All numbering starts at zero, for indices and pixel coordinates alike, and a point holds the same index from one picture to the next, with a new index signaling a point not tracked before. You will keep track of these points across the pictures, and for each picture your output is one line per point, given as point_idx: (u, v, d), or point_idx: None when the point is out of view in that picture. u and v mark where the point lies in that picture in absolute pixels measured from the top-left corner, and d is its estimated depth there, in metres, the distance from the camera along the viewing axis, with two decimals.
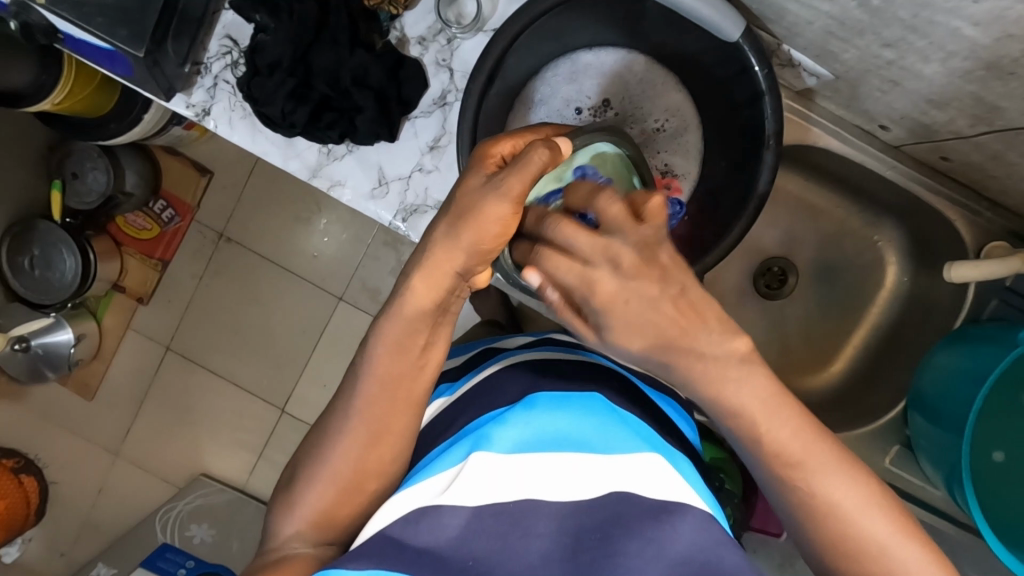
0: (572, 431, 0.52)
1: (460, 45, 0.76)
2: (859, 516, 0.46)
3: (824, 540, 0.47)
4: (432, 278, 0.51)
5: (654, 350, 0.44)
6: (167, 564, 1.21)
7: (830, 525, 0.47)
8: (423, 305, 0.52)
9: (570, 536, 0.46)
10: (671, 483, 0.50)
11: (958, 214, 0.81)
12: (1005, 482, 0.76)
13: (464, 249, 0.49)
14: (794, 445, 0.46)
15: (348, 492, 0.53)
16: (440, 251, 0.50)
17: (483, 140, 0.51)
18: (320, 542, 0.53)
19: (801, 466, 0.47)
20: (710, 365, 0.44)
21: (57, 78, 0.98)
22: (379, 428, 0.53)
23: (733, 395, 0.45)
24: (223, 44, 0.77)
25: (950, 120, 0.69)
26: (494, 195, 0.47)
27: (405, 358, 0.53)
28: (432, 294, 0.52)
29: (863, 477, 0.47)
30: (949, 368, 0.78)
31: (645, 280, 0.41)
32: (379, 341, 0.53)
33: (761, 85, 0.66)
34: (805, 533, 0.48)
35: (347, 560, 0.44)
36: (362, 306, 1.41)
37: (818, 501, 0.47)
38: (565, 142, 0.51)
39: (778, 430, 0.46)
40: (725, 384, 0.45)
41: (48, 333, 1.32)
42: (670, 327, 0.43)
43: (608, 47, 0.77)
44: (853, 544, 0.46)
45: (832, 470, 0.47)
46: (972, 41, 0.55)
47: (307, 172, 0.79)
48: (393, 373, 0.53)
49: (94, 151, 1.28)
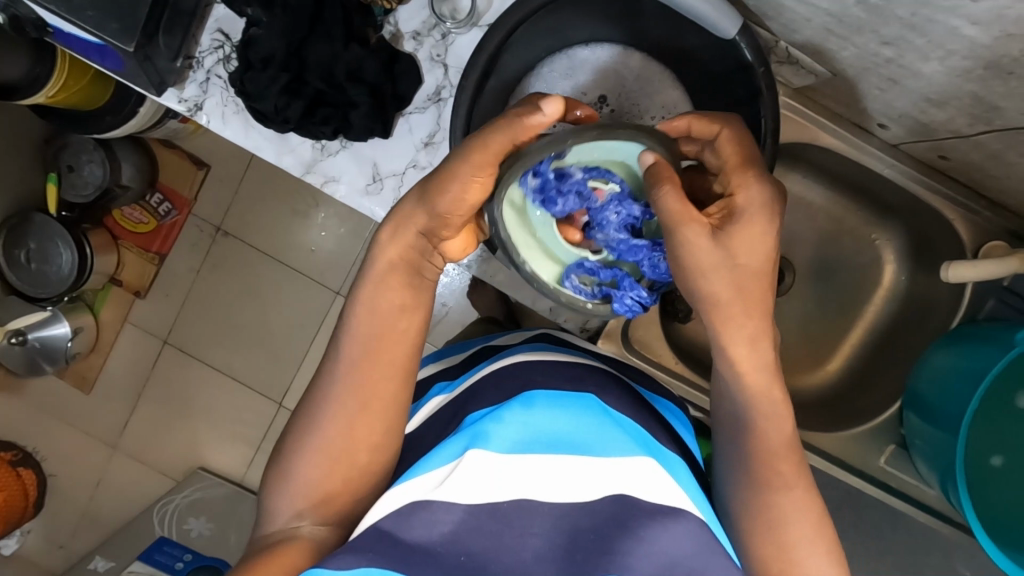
0: (566, 431, 0.52)
1: (455, 40, 0.76)
2: (799, 507, 0.55)
3: (764, 518, 0.56)
4: (400, 234, 0.57)
5: (712, 299, 0.54)
6: (164, 557, 1.25)
7: (776, 505, 0.55)
8: (396, 264, 0.57)
9: (564, 536, 0.46)
10: (664, 485, 0.50)
11: (957, 214, 0.81)
12: (1000, 486, 0.76)
13: (430, 211, 0.56)
14: (778, 439, 0.57)
15: (342, 464, 0.54)
16: (410, 212, 0.57)
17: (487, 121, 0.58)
18: (321, 522, 0.53)
19: (777, 460, 0.56)
20: (747, 346, 0.56)
21: (51, 71, 0.97)
22: (366, 396, 0.54)
23: (744, 357, 0.56)
24: (215, 38, 0.77)
25: (949, 119, 0.68)
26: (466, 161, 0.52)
27: (382, 315, 0.56)
28: (401, 250, 0.57)
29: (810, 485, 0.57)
30: (944, 368, 0.78)
31: (756, 260, 0.54)
32: (359, 300, 0.57)
33: (759, 84, 0.66)
34: (747, 522, 0.57)
35: (340, 553, 0.43)
36: (361, 302, 1.41)
37: (778, 495, 0.56)
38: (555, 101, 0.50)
39: (774, 422, 0.57)
40: (749, 361, 0.56)
41: (45, 327, 1.31)
42: (739, 294, 0.54)
43: (604, 43, 0.75)
44: (788, 538, 0.55)
45: (794, 474, 0.57)
46: (971, 41, 0.55)
47: (300, 168, 0.78)
48: (371, 332, 0.56)
49: (91, 144, 1.26)
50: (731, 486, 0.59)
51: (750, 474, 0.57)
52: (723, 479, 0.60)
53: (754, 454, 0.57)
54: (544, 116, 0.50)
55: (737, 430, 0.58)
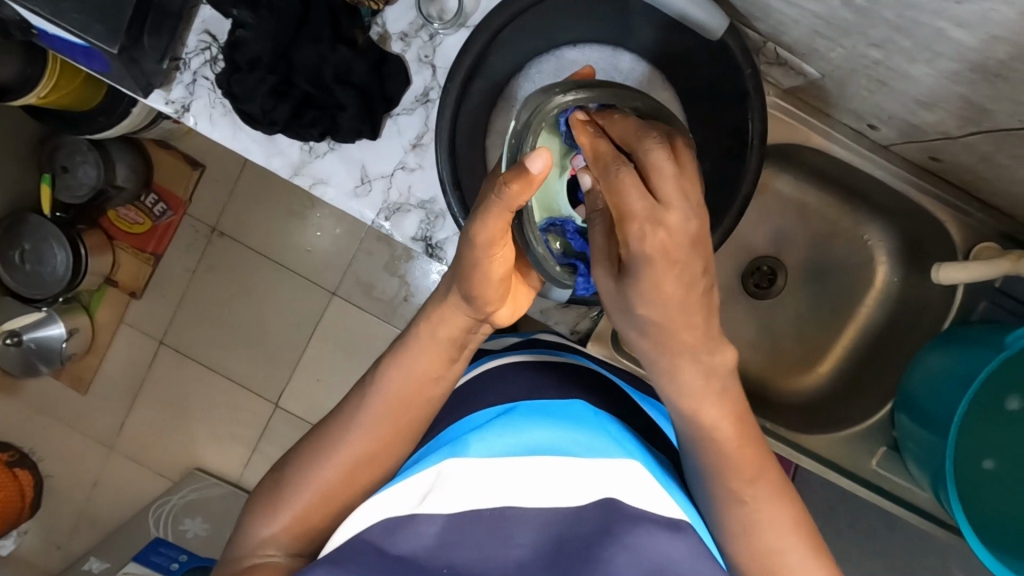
0: (551, 438, 0.51)
1: (443, 41, 0.75)
2: (782, 542, 0.51)
3: (745, 557, 0.51)
4: (446, 314, 0.57)
5: (657, 324, 0.47)
6: (160, 558, 1.26)
7: (754, 545, 0.51)
8: (443, 338, 0.57)
9: (549, 544, 0.46)
10: (653, 492, 0.50)
11: (949, 215, 0.81)
12: (991, 488, 0.76)
13: (471, 295, 0.55)
14: (750, 460, 0.51)
15: (327, 501, 0.54)
16: (451, 290, 0.56)
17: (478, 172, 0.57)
18: (293, 552, 0.53)
19: (751, 482, 0.51)
20: (702, 371, 0.49)
21: (43, 72, 0.96)
22: (380, 456, 0.55)
23: (702, 403, 0.50)
24: (202, 40, 0.76)
25: (939, 121, 0.68)
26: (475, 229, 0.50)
27: (412, 383, 0.57)
28: (448, 328, 0.57)
29: (792, 505, 0.52)
30: (936, 370, 0.77)
31: (691, 260, 0.44)
32: (398, 365, 0.57)
33: (747, 85, 0.65)
34: (731, 550, 0.52)
35: (323, 565, 0.43)
36: (356, 302, 1.41)
37: (754, 519, 0.51)
38: (540, 156, 0.46)
39: (743, 448, 0.51)
40: (710, 390, 0.50)
41: (40, 327, 1.31)
42: (681, 317, 0.46)
43: (593, 44, 0.75)
44: (775, 562, 0.50)
45: (771, 492, 0.51)
46: (958, 43, 0.54)
47: (288, 171, 0.78)
48: (403, 399, 0.56)
49: (85, 145, 1.26)
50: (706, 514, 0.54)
51: (722, 514, 0.52)
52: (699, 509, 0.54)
53: (722, 480, 0.51)
54: (530, 177, 0.46)
55: (700, 469, 0.53)
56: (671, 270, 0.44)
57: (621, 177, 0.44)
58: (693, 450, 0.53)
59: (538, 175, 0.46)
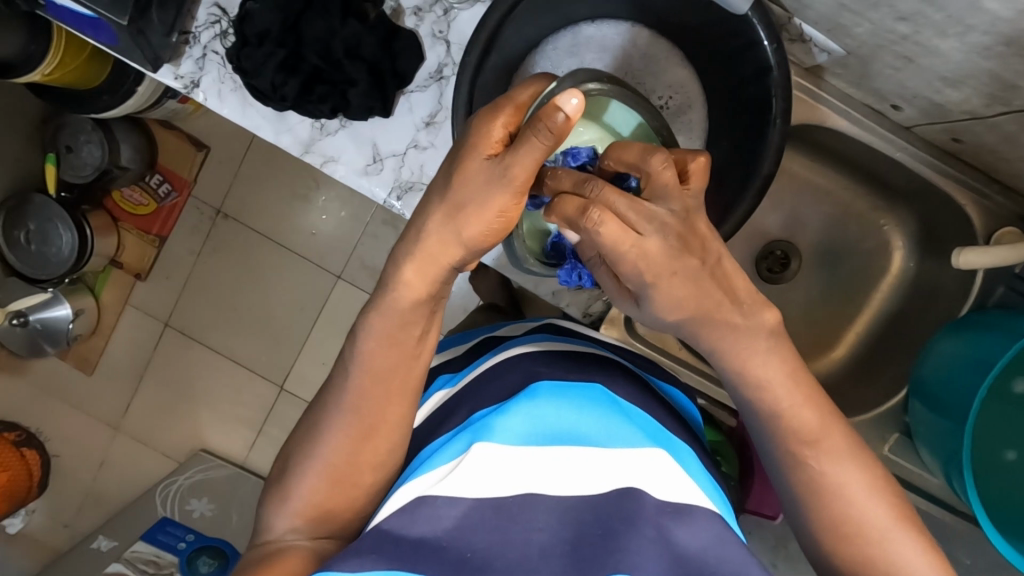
0: (572, 424, 0.51)
1: (457, 16, 0.73)
2: (863, 505, 0.47)
3: (825, 523, 0.48)
4: (423, 267, 0.52)
5: (688, 320, 0.49)
6: (167, 537, 1.27)
7: (832, 508, 0.48)
8: (415, 295, 0.53)
9: (571, 532, 0.45)
10: (674, 481, 0.49)
11: (968, 199, 0.79)
12: (1015, 480, 0.75)
13: (464, 243, 0.51)
14: (812, 419, 0.49)
15: (345, 485, 0.53)
16: (433, 238, 0.51)
17: (485, 107, 0.50)
18: (316, 535, 0.53)
19: (816, 441, 0.49)
20: (739, 337, 0.49)
21: (47, 48, 0.94)
22: (384, 425, 0.54)
23: (759, 368, 0.49)
24: (211, 13, 0.75)
25: (964, 100, 0.66)
26: (499, 186, 0.48)
27: (398, 349, 0.54)
28: (423, 285, 0.53)
29: (869, 462, 0.49)
30: (951, 356, 0.77)
31: (690, 255, 0.46)
32: (372, 334, 0.53)
33: (769, 61, 0.63)
34: (805, 516, 0.50)
35: (343, 556, 0.43)
36: (362, 286, 1.40)
37: (823, 483, 0.48)
38: (571, 99, 0.44)
39: (798, 406, 0.49)
40: (754, 355, 0.49)
41: (46, 308, 1.31)
42: (701, 301, 0.48)
43: (610, 20, 0.74)
44: (855, 528, 0.47)
45: (841, 450, 0.49)
46: (992, 15, 0.53)
47: (298, 147, 0.77)
48: (389, 366, 0.54)
49: (89, 124, 1.24)
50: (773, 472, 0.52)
51: (789, 475, 0.50)
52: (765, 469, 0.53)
53: (784, 442, 0.50)
54: (564, 118, 0.44)
55: (763, 431, 0.51)
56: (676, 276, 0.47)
57: (600, 230, 0.46)
58: (754, 408, 0.51)
59: (572, 116, 0.44)
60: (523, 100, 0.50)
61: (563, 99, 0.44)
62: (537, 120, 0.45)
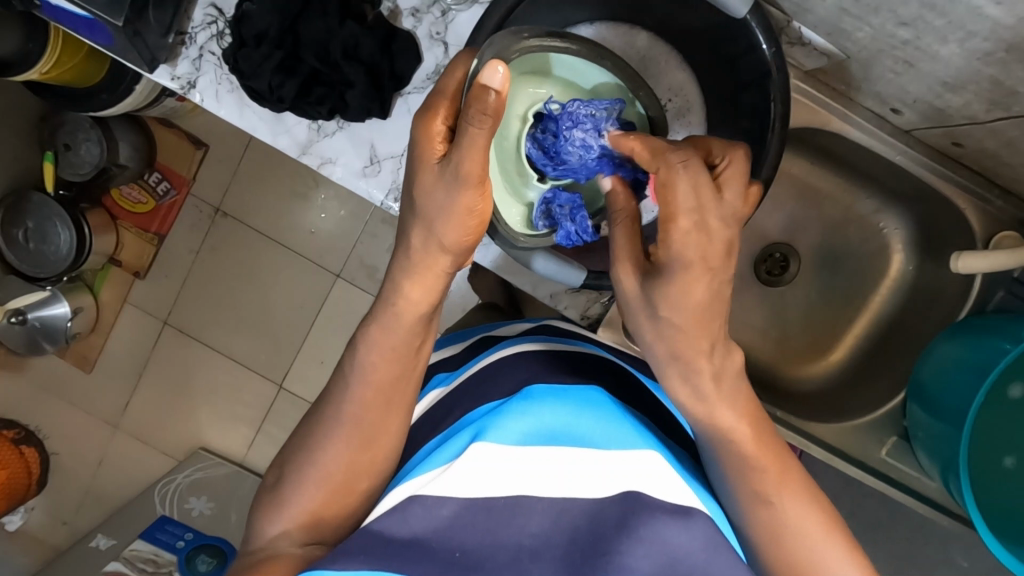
0: (567, 424, 0.51)
1: (455, 17, 0.73)
2: (819, 543, 0.51)
3: (785, 562, 0.51)
4: (424, 282, 0.53)
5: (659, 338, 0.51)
6: (166, 536, 1.27)
7: (794, 546, 0.51)
8: (419, 307, 0.53)
9: (563, 537, 0.45)
10: (670, 484, 0.49)
11: (969, 203, 0.79)
12: (1012, 487, 0.75)
13: (448, 250, 0.51)
14: (769, 459, 0.53)
15: (341, 494, 0.54)
16: (426, 249, 0.52)
17: (419, 112, 0.50)
18: (308, 542, 0.52)
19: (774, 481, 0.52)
20: (710, 381, 0.52)
21: (45, 46, 0.94)
22: (379, 428, 0.54)
23: (723, 409, 0.52)
24: (207, 13, 0.74)
25: (965, 105, 0.66)
26: (457, 185, 0.48)
27: (399, 360, 0.54)
28: (423, 296, 0.53)
29: (821, 501, 0.53)
30: (949, 360, 0.77)
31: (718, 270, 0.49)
32: (374, 346, 0.54)
33: (769, 64, 0.63)
34: (764, 556, 0.52)
35: (336, 560, 0.43)
36: (361, 285, 1.40)
37: (783, 521, 0.51)
38: (492, 70, 0.43)
39: (760, 447, 0.53)
40: (720, 396, 0.52)
41: (44, 307, 1.30)
42: (692, 325, 0.50)
43: (608, 21, 0.73)
44: (813, 567, 0.50)
45: (796, 491, 0.52)
46: (994, 21, 0.52)
47: (296, 149, 0.77)
48: (388, 378, 0.54)
49: (87, 122, 1.24)
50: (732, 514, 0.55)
51: (751, 516, 0.52)
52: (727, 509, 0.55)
53: (747, 484, 0.52)
54: (495, 95, 0.44)
55: (728, 479, 0.53)
56: (705, 276, 0.48)
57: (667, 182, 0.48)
58: (718, 454, 0.54)
59: (498, 89, 0.43)
60: (456, 95, 0.51)
61: (488, 75, 0.43)
62: (470, 106, 0.44)
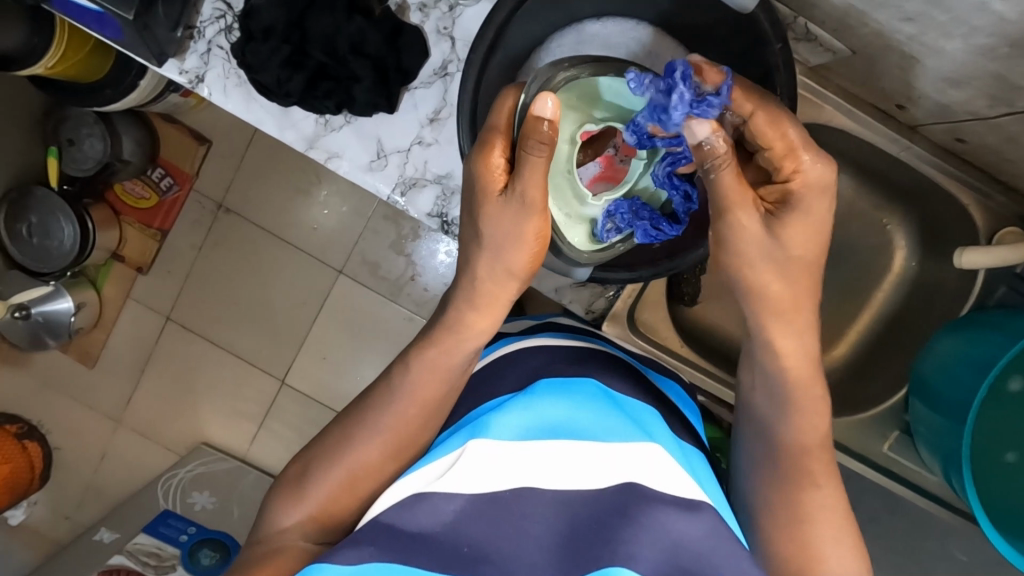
0: (566, 419, 0.51)
1: (462, 13, 0.73)
2: (828, 535, 0.55)
3: (791, 540, 0.55)
4: (491, 309, 0.55)
5: (783, 289, 0.54)
6: (169, 530, 1.28)
7: (803, 530, 0.55)
8: (478, 329, 0.56)
9: (567, 525, 0.46)
10: (673, 476, 0.49)
11: (970, 199, 0.80)
12: (1012, 482, 0.76)
13: (515, 276, 0.54)
14: (813, 442, 0.56)
15: (351, 488, 0.54)
16: (495, 279, 0.54)
17: (477, 148, 0.53)
18: (320, 541, 0.53)
19: (808, 464, 0.56)
20: (789, 342, 0.55)
21: (50, 40, 0.94)
22: (390, 422, 0.54)
23: (786, 365, 0.56)
24: (215, 8, 0.75)
25: (969, 101, 0.66)
26: (523, 212, 0.51)
27: (444, 380, 0.56)
28: (487, 321, 0.55)
29: (836, 471, 0.57)
30: (951, 355, 0.77)
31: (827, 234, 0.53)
32: (423, 364, 0.55)
33: (775, 60, 0.64)
34: (774, 533, 0.56)
35: (346, 547, 0.44)
36: (363, 281, 1.41)
37: (805, 502, 0.55)
38: (545, 101, 0.48)
39: (813, 423, 0.57)
40: (790, 355, 0.55)
41: (48, 301, 1.30)
42: (795, 286, 0.53)
43: (615, 17, 0.73)
44: (814, 550, 0.54)
45: (825, 481, 0.56)
46: (998, 17, 0.53)
47: (303, 143, 0.77)
48: (432, 395, 0.55)
49: (91, 117, 1.24)
50: (755, 484, 0.58)
51: (775, 488, 0.56)
52: (750, 476, 0.59)
53: (788, 454, 0.56)
54: (548, 124, 0.48)
55: (780, 415, 0.57)
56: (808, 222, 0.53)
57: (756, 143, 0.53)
58: (776, 388, 0.57)
59: (552, 120, 0.48)
60: (505, 128, 0.53)
61: (540, 109, 0.48)
62: (527, 139, 0.48)
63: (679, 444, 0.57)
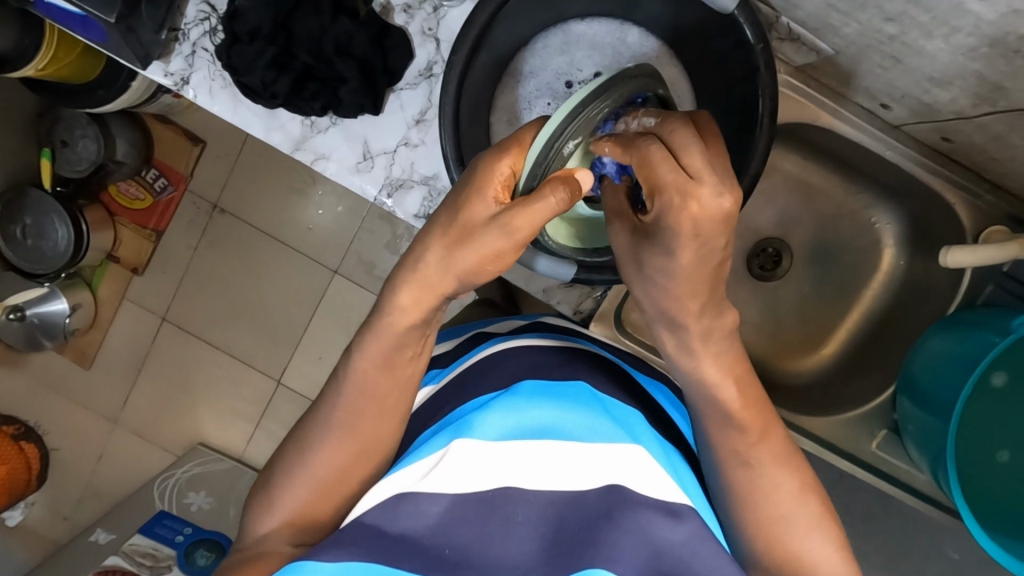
0: (553, 419, 0.51)
1: (447, 14, 0.73)
2: (790, 503, 0.53)
3: (751, 523, 0.54)
4: (420, 293, 0.52)
5: (675, 300, 0.52)
6: (165, 530, 1.28)
7: (761, 509, 0.53)
8: (411, 321, 0.53)
9: (549, 526, 0.46)
10: (657, 478, 0.49)
11: (958, 197, 0.80)
12: (1004, 482, 0.76)
13: (458, 274, 0.51)
14: (751, 423, 0.55)
15: (329, 493, 0.54)
16: (435, 266, 0.51)
17: (490, 150, 0.52)
18: (300, 543, 0.53)
19: (754, 445, 0.54)
20: (696, 337, 0.54)
21: (40, 42, 0.94)
22: (356, 423, 0.54)
23: (704, 364, 0.54)
24: (201, 10, 0.75)
25: (953, 100, 0.66)
26: (499, 231, 0.49)
27: (394, 370, 0.55)
28: (418, 310, 0.53)
29: (799, 467, 0.55)
30: (938, 354, 0.77)
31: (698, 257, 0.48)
32: (386, 369, 0.55)
33: (757, 60, 0.63)
34: (735, 514, 0.55)
35: (325, 549, 0.44)
36: (358, 281, 1.40)
37: (758, 481, 0.54)
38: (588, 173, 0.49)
39: (745, 409, 0.54)
40: (704, 353, 0.54)
41: (43, 303, 1.31)
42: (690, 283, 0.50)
43: (601, 18, 0.74)
44: (779, 525, 0.53)
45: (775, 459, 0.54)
46: (977, 16, 0.53)
47: (290, 146, 0.77)
48: (381, 389, 0.55)
49: (84, 118, 1.24)
50: (709, 473, 0.57)
51: (727, 473, 0.55)
52: (704, 466, 0.58)
53: (730, 442, 0.55)
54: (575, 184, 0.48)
55: (707, 431, 0.56)
56: (693, 245, 0.47)
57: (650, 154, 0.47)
58: (700, 410, 0.56)
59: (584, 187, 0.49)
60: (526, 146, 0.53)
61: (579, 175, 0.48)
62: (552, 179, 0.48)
63: (664, 446, 0.56)
